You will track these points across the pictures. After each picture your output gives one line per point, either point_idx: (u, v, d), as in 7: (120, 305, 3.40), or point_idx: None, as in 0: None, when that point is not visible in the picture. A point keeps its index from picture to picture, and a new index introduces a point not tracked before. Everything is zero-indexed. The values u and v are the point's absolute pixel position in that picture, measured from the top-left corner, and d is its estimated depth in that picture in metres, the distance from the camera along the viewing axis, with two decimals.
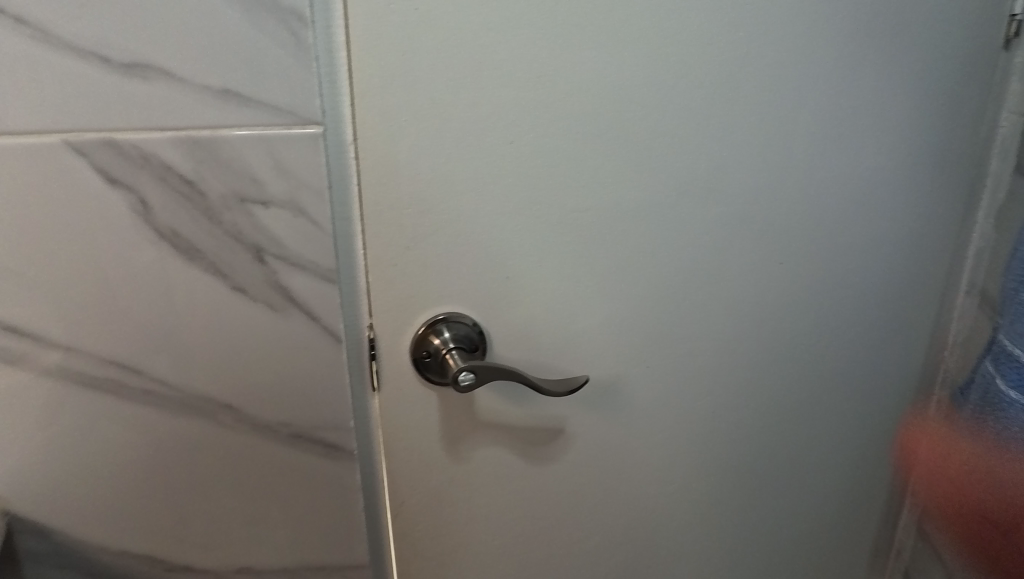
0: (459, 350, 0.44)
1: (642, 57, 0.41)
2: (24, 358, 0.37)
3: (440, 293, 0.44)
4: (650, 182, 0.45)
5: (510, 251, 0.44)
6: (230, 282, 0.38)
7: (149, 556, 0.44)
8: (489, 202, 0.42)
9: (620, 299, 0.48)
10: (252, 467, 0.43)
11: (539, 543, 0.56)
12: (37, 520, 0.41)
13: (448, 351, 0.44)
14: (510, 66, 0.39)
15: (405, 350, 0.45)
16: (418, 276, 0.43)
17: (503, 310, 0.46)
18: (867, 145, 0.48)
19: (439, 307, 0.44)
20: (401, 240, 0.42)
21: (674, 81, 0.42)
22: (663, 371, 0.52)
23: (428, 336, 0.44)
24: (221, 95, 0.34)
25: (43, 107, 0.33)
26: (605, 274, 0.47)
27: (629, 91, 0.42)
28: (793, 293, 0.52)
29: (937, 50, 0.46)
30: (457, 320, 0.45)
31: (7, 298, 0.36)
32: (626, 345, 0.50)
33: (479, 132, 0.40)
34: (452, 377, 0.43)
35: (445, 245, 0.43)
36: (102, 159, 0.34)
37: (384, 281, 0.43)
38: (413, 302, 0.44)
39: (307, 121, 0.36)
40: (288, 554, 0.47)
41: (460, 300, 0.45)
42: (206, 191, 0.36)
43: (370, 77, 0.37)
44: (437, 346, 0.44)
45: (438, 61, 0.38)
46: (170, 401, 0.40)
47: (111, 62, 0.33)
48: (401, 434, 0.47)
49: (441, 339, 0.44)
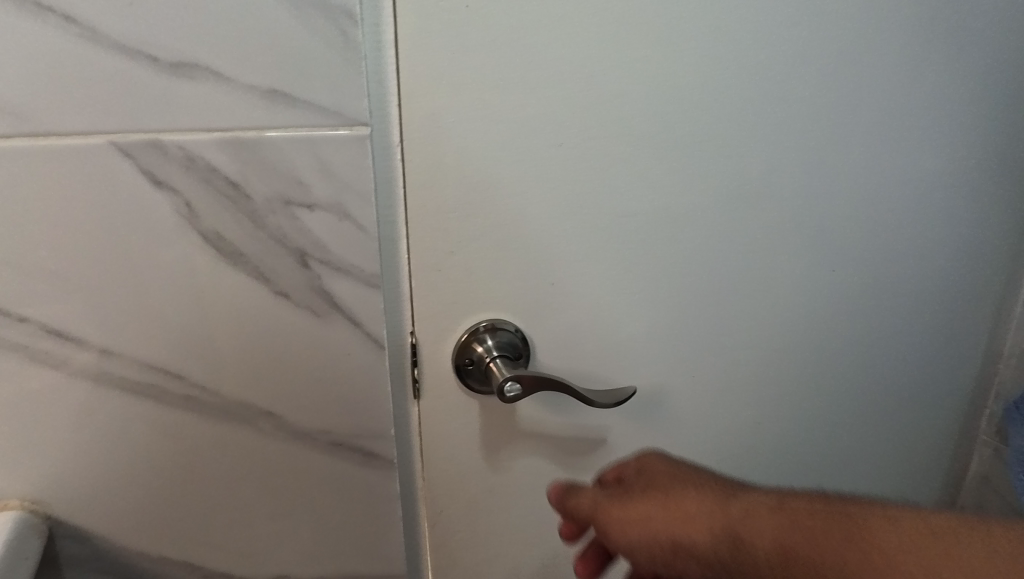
0: (504, 358, 0.43)
1: (699, 54, 0.39)
2: (67, 362, 0.37)
3: (484, 299, 0.43)
4: (699, 186, 0.43)
5: (554, 256, 0.42)
6: (273, 286, 0.37)
7: (186, 562, 0.43)
8: (535, 206, 0.41)
9: (666, 306, 0.46)
10: (290, 473, 0.42)
11: (576, 555, 0.54)
12: (77, 525, 0.40)
13: (492, 360, 0.43)
14: (561, 64, 0.38)
15: (447, 357, 0.44)
16: (462, 281, 0.42)
17: (547, 317, 0.44)
18: (928, 148, 0.46)
19: (482, 313, 0.43)
20: (445, 245, 0.40)
21: (731, 79, 0.40)
22: (710, 382, 0.50)
23: (471, 343, 0.43)
24: (269, 96, 0.34)
25: (89, 108, 0.32)
26: (651, 281, 0.45)
27: (679, 91, 0.40)
28: (847, 303, 0.50)
29: (1006, 48, 0.44)
30: (501, 327, 0.43)
31: (51, 301, 0.35)
32: (672, 354, 0.48)
33: (526, 133, 0.39)
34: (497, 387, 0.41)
35: (490, 250, 0.41)
36: (148, 161, 0.33)
37: (427, 287, 0.41)
38: (455, 308, 0.43)
39: (354, 122, 0.35)
40: (325, 562, 0.46)
41: (504, 307, 0.43)
42: (252, 194, 0.35)
43: (419, 77, 0.36)
44: (480, 353, 0.43)
45: (488, 59, 0.36)
46: (211, 406, 0.39)
47: (158, 61, 0.32)
48: (441, 442, 0.46)
49: (484, 347, 0.43)
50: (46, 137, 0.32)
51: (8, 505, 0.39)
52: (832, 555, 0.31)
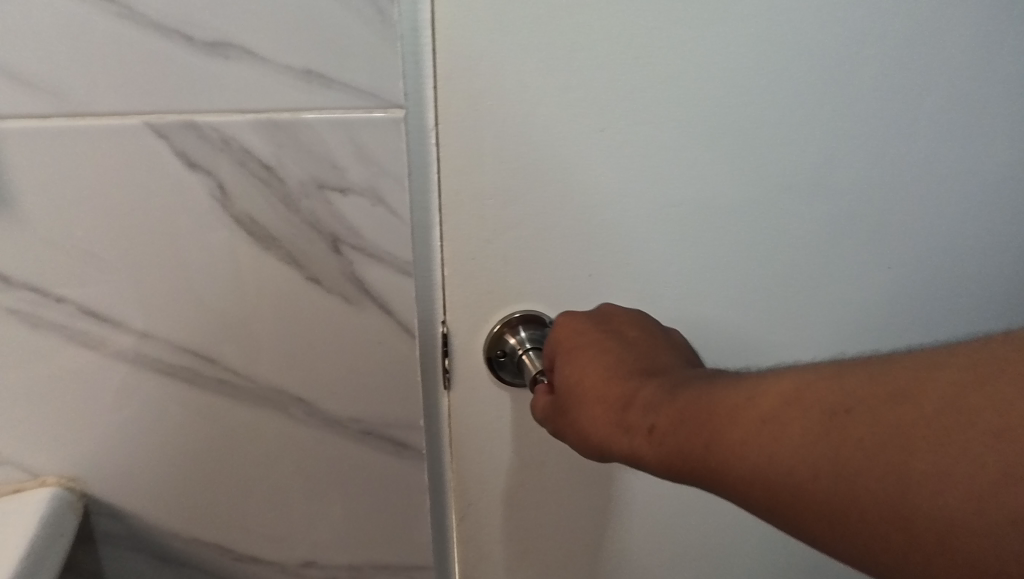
0: (538, 351, 0.41)
1: (762, 37, 0.36)
2: (103, 343, 0.37)
3: (519, 290, 0.41)
4: (752, 177, 0.40)
5: (593, 247, 0.41)
6: (305, 272, 0.37)
7: (218, 544, 0.44)
8: (574, 194, 0.39)
9: (709, 302, 0.44)
10: (320, 460, 0.42)
11: (607, 554, 0.53)
12: (113, 504, 0.41)
13: (525, 352, 0.41)
14: (608, 43, 0.35)
15: (479, 348, 0.43)
16: (496, 271, 0.41)
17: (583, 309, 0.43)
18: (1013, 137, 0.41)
19: (516, 304, 0.42)
20: (481, 232, 0.39)
21: (796, 63, 0.37)
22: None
23: (504, 335, 0.42)
24: (303, 76, 0.33)
25: (126, 88, 0.32)
26: (694, 275, 0.43)
27: (734, 74, 0.37)
28: (906, 303, 0.46)
29: None
30: (535, 319, 0.42)
31: (87, 282, 0.35)
32: (714, 352, 0.46)
33: (568, 118, 0.37)
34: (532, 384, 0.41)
35: (527, 238, 0.40)
36: (183, 142, 0.33)
37: (461, 275, 0.40)
38: (490, 298, 0.41)
39: (391, 104, 0.34)
40: (354, 550, 0.46)
41: (539, 298, 0.42)
42: (285, 177, 0.35)
43: (455, 58, 0.34)
44: (513, 345, 0.42)
45: (531, 42, 0.34)
46: (244, 391, 0.39)
47: (194, 40, 0.31)
48: (471, 434, 0.46)
49: (518, 338, 0.42)
50: (84, 118, 0.32)
51: (47, 482, 0.39)
52: (759, 454, 0.29)
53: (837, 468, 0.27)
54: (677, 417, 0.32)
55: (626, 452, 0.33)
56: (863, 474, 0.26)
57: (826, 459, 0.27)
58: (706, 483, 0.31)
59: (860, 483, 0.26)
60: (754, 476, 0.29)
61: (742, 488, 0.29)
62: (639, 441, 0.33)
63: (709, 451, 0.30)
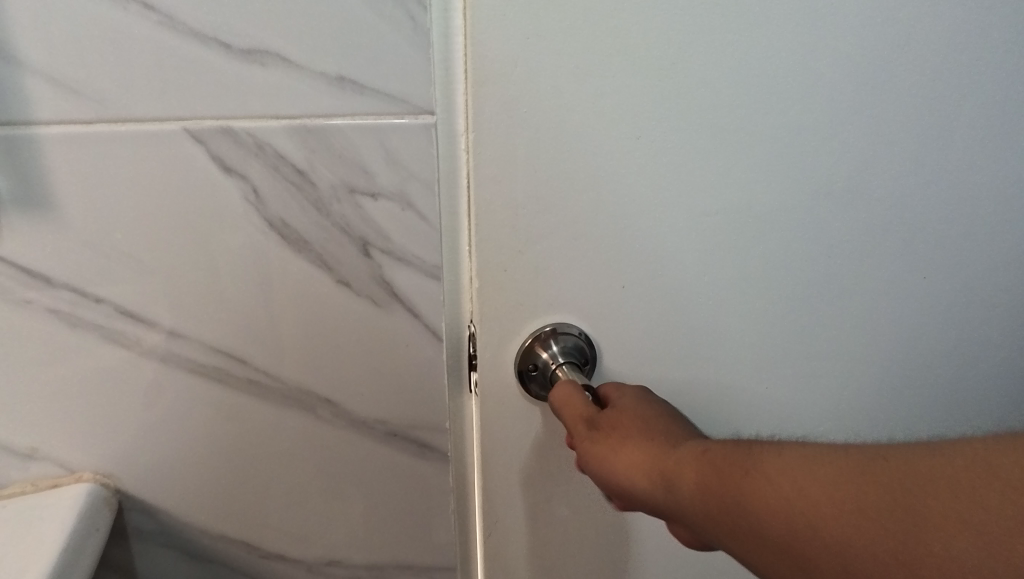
0: (571, 366, 0.42)
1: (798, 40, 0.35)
2: (138, 343, 0.37)
3: (547, 300, 0.41)
4: (783, 187, 0.39)
5: (623, 258, 0.40)
6: (335, 275, 0.37)
7: (245, 542, 0.44)
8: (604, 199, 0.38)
9: (740, 314, 0.43)
10: (346, 460, 0.43)
11: (630, 564, 0.52)
12: (144, 501, 0.41)
13: (557, 365, 0.42)
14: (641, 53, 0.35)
15: (510, 360, 0.43)
16: (526, 280, 0.40)
17: (608, 315, 0.42)
18: None
19: (545, 316, 0.42)
20: (511, 242, 0.39)
21: (832, 71, 0.36)
22: (778, 392, 0.47)
23: (535, 348, 0.42)
24: (337, 82, 0.33)
25: (166, 94, 0.32)
26: (725, 285, 0.42)
27: (767, 86, 0.36)
28: (938, 316, 0.46)
29: None
30: (565, 331, 0.42)
31: (124, 282, 0.36)
32: (742, 362, 0.45)
33: (600, 128, 0.36)
34: (565, 383, 0.39)
35: (557, 248, 0.39)
36: (219, 147, 0.34)
37: (491, 285, 0.40)
38: (519, 308, 0.41)
39: (420, 110, 0.35)
40: (378, 549, 0.46)
41: (568, 309, 0.42)
42: (317, 181, 0.35)
43: (490, 63, 0.34)
44: (545, 358, 0.42)
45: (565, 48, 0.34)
46: (273, 391, 0.40)
47: (231, 47, 0.32)
48: (496, 445, 0.45)
49: (549, 351, 0.42)
50: (124, 123, 0.33)
51: (83, 477, 0.40)
52: (784, 483, 0.28)
53: (853, 503, 0.26)
54: (740, 450, 0.30)
55: (669, 480, 0.32)
56: (875, 510, 0.25)
57: (847, 492, 0.26)
58: (729, 517, 0.29)
59: (871, 519, 0.25)
60: (774, 506, 0.28)
61: (760, 519, 0.28)
62: (685, 467, 0.31)
63: (741, 478, 0.29)
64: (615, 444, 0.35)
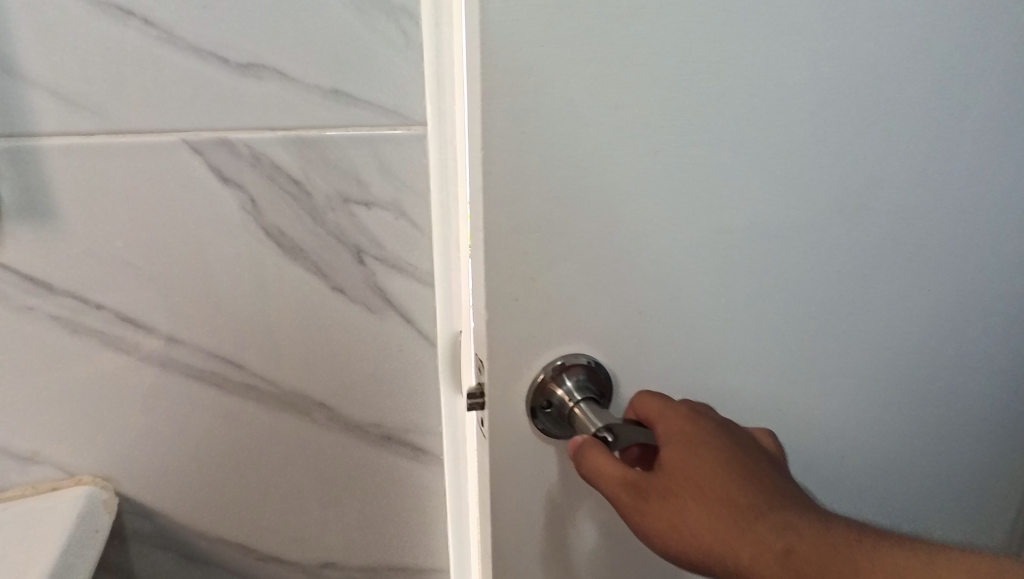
0: (591, 402, 0.34)
1: (862, 38, 0.30)
2: (137, 348, 0.38)
3: (563, 337, 0.34)
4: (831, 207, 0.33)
5: (651, 291, 0.33)
6: (330, 282, 0.38)
7: (242, 545, 0.45)
8: (645, 233, 0.32)
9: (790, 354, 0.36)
10: (341, 463, 0.43)
11: None
12: (143, 503, 0.42)
13: (577, 404, 0.33)
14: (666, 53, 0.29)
15: (521, 398, 0.35)
16: (546, 315, 0.33)
17: (641, 359, 0.35)
18: None
19: (562, 350, 0.34)
20: (522, 267, 0.32)
21: (895, 77, 0.31)
22: (839, 446, 0.39)
23: (549, 384, 0.34)
24: (331, 94, 0.35)
25: (165, 108, 0.33)
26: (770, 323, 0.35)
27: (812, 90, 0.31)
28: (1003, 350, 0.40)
29: None
30: (583, 363, 0.34)
31: (124, 289, 0.37)
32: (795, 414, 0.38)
33: (623, 140, 0.30)
34: (589, 438, 0.32)
35: (574, 278, 0.32)
36: (216, 158, 0.35)
37: (499, 317, 0.33)
38: (530, 342, 0.33)
39: (412, 121, 0.36)
40: (374, 552, 0.47)
41: (589, 341, 0.34)
42: (312, 191, 0.36)
43: (506, 61, 0.28)
44: (561, 396, 0.34)
45: (593, 53, 0.28)
46: (269, 396, 0.41)
47: (228, 62, 0.33)
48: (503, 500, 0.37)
49: (565, 388, 0.34)
50: (125, 135, 0.34)
51: (81, 481, 0.40)
52: None
53: None
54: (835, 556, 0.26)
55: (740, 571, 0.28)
56: None
57: None
58: None
59: None
60: None
61: None
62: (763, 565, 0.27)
63: None
64: (671, 516, 0.29)
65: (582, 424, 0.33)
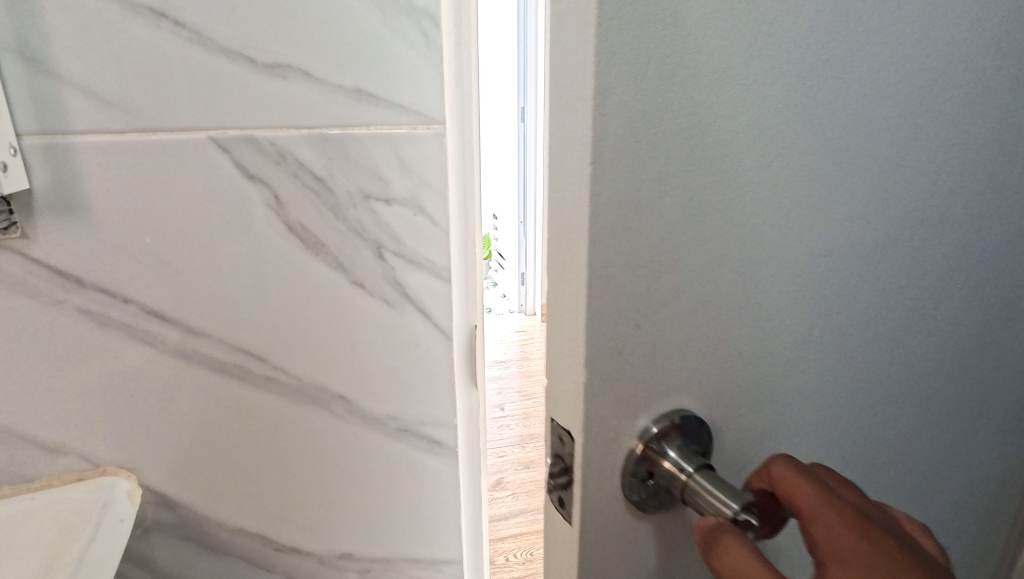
0: (706, 471, 0.25)
1: (956, 37, 0.28)
2: (163, 340, 0.39)
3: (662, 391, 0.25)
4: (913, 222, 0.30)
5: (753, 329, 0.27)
6: (350, 277, 0.39)
7: (260, 534, 0.45)
8: (768, 252, 0.25)
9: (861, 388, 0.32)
10: (359, 455, 0.44)
11: None
12: (166, 494, 0.42)
13: (690, 476, 0.25)
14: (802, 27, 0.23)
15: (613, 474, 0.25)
16: (641, 364, 0.24)
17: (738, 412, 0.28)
18: None
19: (660, 409, 0.25)
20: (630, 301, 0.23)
21: (973, 81, 0.29)
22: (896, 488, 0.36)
23: (650, 452, 0.25)
24: (353, 94, 0.36)
25: (194, 106, 0.35)
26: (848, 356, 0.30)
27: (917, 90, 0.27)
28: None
29: None
30: (683, 419, 0.26)
31: (151, 282, 0.37)
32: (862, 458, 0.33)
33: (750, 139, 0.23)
34: (724, 522, 0.24)
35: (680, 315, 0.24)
36: (243, 155, 0.36)
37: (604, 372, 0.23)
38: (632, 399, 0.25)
39: (431, 121, 0.37)
40: (389, 543, 0.48)
41: (689, 392, 0.26)
42: (334, 188, 0.37)
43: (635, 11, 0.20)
44: (666, 466, 0.25)
45: (735, 26, 0.21)
46: (290, 388, 0.42)
47: (256, 62, 0.34)
48: None
49: (671, 457, 0.25)
50: (155, 133, 0.35)
51: (106, 471, 0.41)
52: None
53: None
54: None
55: None
56: None
57: None
58: None
59: None
60: None
61: None
62: None
63: None
64: None
65: (698, 500, 0.25)
